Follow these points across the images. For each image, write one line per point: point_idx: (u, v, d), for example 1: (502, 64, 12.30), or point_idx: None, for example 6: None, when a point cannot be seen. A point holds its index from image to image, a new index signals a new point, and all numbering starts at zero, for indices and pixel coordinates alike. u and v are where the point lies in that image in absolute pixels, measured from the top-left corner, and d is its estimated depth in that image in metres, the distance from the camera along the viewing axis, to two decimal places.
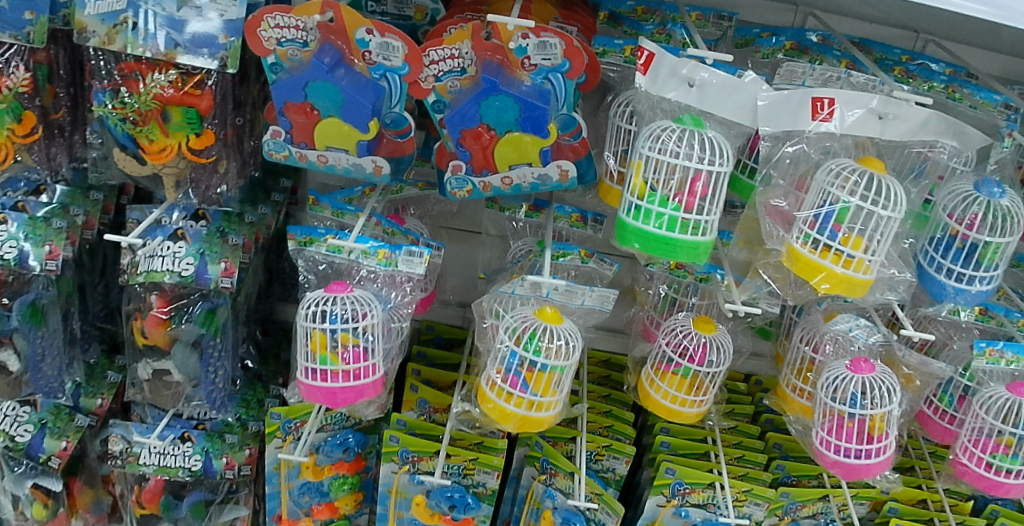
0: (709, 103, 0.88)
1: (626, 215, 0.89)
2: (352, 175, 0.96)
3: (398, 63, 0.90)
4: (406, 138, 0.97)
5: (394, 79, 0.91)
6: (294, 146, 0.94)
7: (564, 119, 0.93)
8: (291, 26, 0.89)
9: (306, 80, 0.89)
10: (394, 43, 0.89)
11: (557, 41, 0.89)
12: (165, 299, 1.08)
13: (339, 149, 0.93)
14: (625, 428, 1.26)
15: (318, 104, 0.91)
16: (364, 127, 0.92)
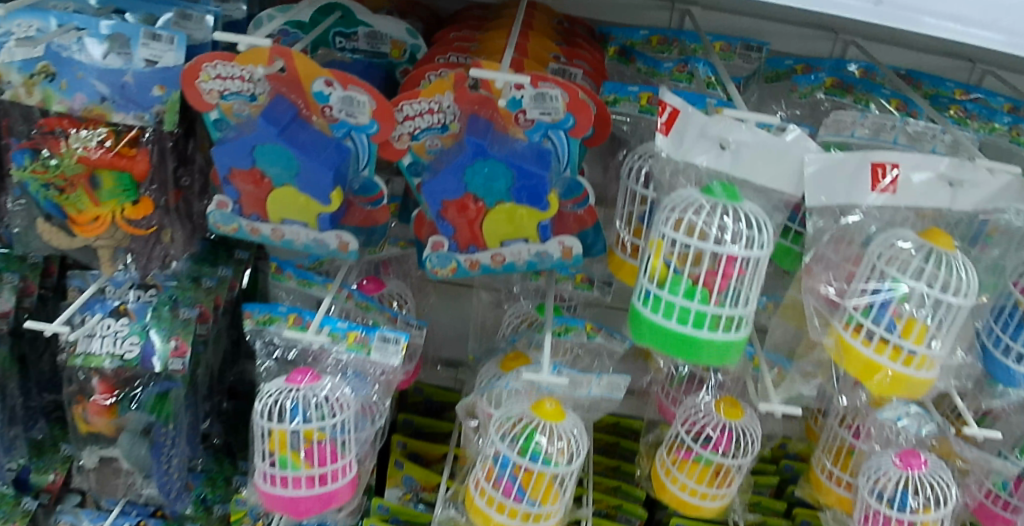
0: (745, 169, 0.72)
1: (640, 303, 0.74)
2: (313, 251, 0.81)
3: (365, 121, 0.75)
4: (380, 206, 0.82)
5: (361, 139, 0.76)
6: (244, 219, 0.79)
7: (568, 183, 0.78)
8: (235, 77, 0.74)
9: (252, 142, 0.73)
10: (360, 98, 0.74)
11: (559, 93, 0.73)
12: (109, 384, 0.94)
13: (297, 223, 0.78)
14: (636, 508, 1.10)
15: (269, 171, 0.75)
16: (326, 198, 0.76)
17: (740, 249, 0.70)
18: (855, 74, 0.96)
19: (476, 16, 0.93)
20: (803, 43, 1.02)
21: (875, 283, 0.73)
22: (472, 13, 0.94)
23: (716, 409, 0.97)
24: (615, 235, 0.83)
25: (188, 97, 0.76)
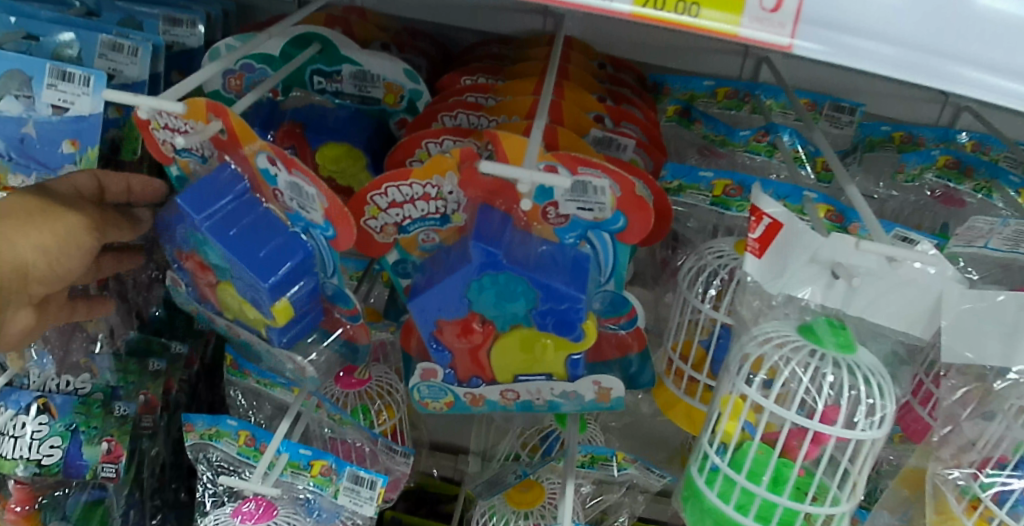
0: (861, 307, 0.55)
1: (701, 478, 0.56)
2: (277, 361, 0.63)
3: (320, 219, 0.54)
4: (358, 321, 0.61)
5: (320, 239, 0.56)
6: (199, 307, 0.62)
7: (612, 298, 0.58)
8: (175, 136, 0.55)
9: (183, 222, 0.56)
10: (309, 190, 0.53)
11: (607, 183, 0.53)
12: (26, 489, 0.78)
13: (248, 327, 0.60)
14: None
15: (209, 261, 0.57)
16: (267, 312, 0.56)
17: (852, 430, 0.53)
18: (965, 147, 0.74)
19: (493, 54, 0.74)
20: (904, 107, 0.80)
21: (1014, 460, 0.54)
22: (490, 51, 0.75)
23: None
24: (664, 359, 0.65)
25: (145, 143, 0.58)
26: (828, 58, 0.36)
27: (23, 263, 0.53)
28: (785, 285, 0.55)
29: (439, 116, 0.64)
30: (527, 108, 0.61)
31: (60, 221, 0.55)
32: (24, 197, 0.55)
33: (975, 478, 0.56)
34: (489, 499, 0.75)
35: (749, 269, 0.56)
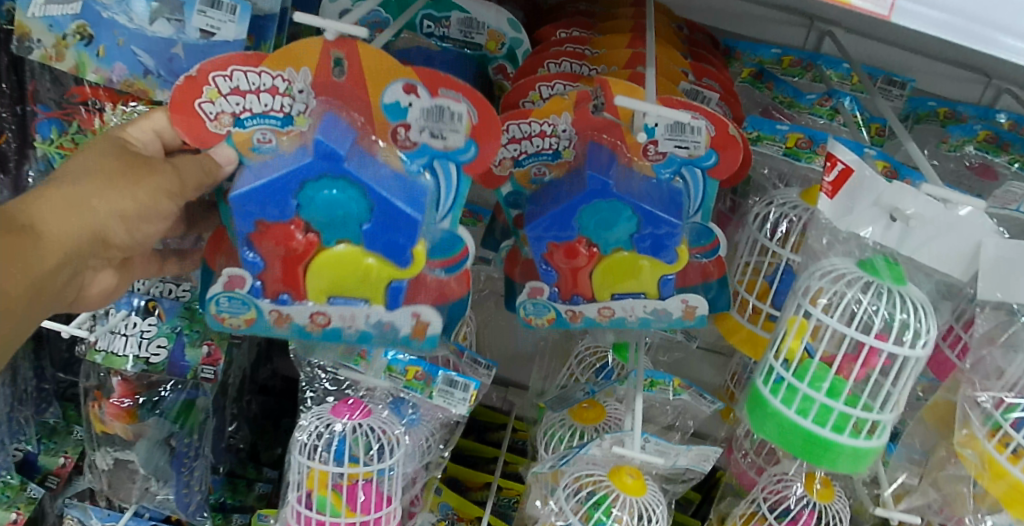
0: (913, 249, 0.65)
1: (766, 388, 0.66)
2: (370, 339, 0.66)
3: (458, 143, 0.60)
4: (455, 272, 0.65)
5: (449, 169, 0.61)
6: (265, 302, 0.64)
7: (699, 229, 0.69)
8: (250, 89, 0.58)
9: (304, 177, 0.57)
10: (456, 110, 0.59)
11: (704, 124, 0.63)
12: (129, 387, 0.86)
13: (352, 295, 0.63)
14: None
15: (319, 226, 0.59)
16: (403, 260, 0.61)
17: (901, 347, 0.63)
18: (1003, 126, 0.81)
19: (583, 11, 0.81)
20: (947, 85, 0.85)
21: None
22: (578, 9, 0.81)
23: (810, 490, 0.85)
24: (732, 293, 0.74)
25: (180, 129, 0.60)
26: (920, 28, 0.43)
27: (103, 227, 0.55)
28: (850, 225, 0.65)
29: (545, 63, 0.71)
30: (625, 59, 0.70)
31: (146, 187, 0.57)
32: (105, 159, 0.57)
33: (998, 408, 0.65)
34: (559, 413, 0.85)
35: (822, 210, 0.66)
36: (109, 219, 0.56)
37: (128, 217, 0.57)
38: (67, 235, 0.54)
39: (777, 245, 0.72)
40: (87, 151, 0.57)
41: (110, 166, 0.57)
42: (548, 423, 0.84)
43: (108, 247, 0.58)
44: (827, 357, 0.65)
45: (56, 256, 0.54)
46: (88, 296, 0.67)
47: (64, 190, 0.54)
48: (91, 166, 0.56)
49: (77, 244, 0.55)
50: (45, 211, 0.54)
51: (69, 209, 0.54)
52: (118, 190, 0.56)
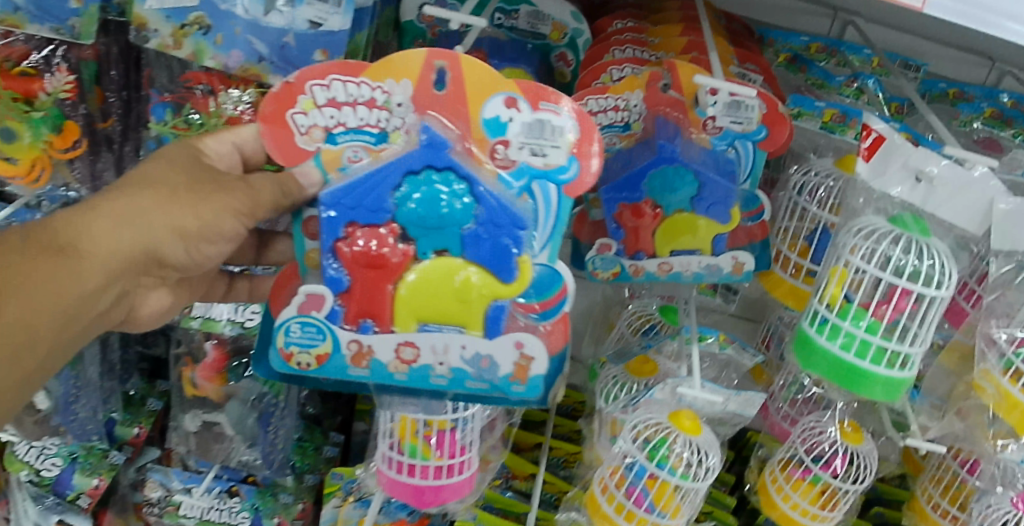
0: (936, 204, 0.74)
1: (812, 329, 0.76)
2: (462, 377, 0.68)
3: (562, 163, 0.64)
4: (558, 311, 0.69)
5: (550, 191, 0.65)
6: (343, 332, 0.68)
7: (746, 197, 0.77)
8: (346, 100, 0.64)
9: (407, 171, 0.64)
10: (557, 123, 0.64)
11: (756, 103, 0.74)
12: (223, 351, 0.97)
13: (441, 315, 0.67)
14: (724, 496, 1.09)
15: (418, 234, 0.65)
16: (506, 276, 0.66)
17: (927, 289, 0.73)
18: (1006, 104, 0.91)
19: (634, 3, 0.91)
20: (956, 67, 0.96)
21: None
22: (628, 5, 0.91)
23: (840, 433, 0.95)
24: (775, 252, 0.84)
25: (272, 141, 0.66)
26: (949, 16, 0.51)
27: (146, 242, 0.67)
28: (880, 182, 0.75)
29: (610, 50, 0.81)
30: (682, 46, 0.81)
31: (204, 208, 0.66)
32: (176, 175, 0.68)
33: (1011, 345, 0.75)
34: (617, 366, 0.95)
35: (856, 173, 0.76)
36: (159, 234, 0.66)
37: (189, 232, 0.67)
38: (111, 245, 0.66)
39: (818, 209, 0.82)
40: (158, 174, 0.67)
41: (176, 181, 0.66)
42: (604, 381, 0.94)
43: (161, 262, 0.70)
44: (865, 302, 0.75)
45: (91, 266, 0.66)
46: (140, 308, 0.79)
47: (121, 207, 0.65)
48: (159, 181, 0.67)
49: (128, 253, 0.67)
50: (98, 227, 0.65)
51: (118, 226, 0.66)
52: (177, 205, 0.66)
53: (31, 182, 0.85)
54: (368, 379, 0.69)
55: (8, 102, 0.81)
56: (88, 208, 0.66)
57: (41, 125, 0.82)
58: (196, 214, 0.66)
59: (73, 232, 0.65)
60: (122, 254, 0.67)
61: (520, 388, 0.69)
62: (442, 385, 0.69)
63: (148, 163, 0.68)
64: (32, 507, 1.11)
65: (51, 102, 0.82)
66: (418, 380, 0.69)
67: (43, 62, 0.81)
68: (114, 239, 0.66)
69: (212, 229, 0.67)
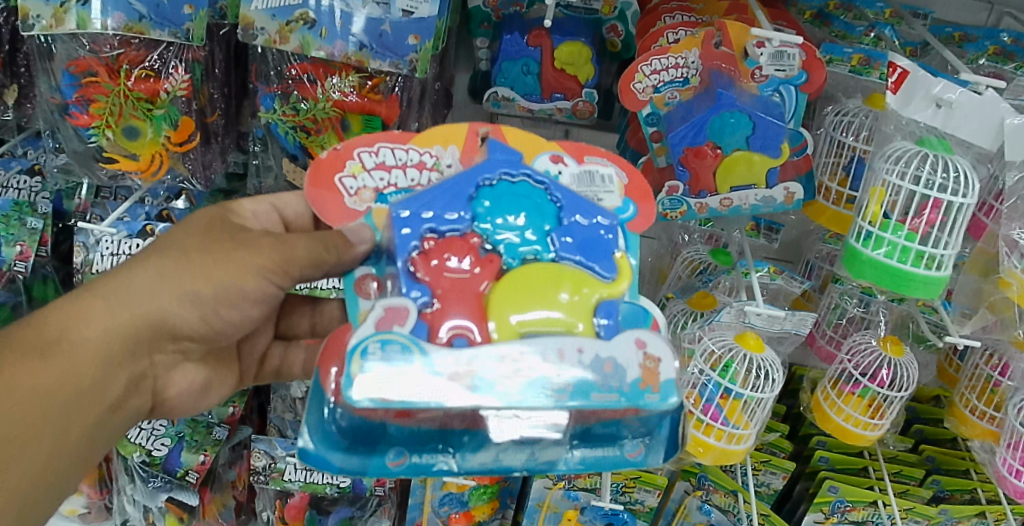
0: (955, 125, 0.86)
1: (858, 243, 0.87)
2: (587, 385, 0.58)
3: (619, 202, 0.72)
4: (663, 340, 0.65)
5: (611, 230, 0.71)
6: (433, 348, 0.59)
7: (792, 134, 0.89)
8: (396, 164, 0.70)
9: (481, 179, 0.69)
10: (605, 172, 0.73)
11: (797, 52, 0.86)
12: None
13: (542, 315, 0.63)
14: (778, 425, 1.21)
15: (498, 242, 0.68)
16: (605, 275, 0.67)
17: (953, 197, 0.84)
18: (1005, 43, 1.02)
19: None
20: (959, 13, 1.09)
21: None
22: None
23: (881, 346, 1.05)
24: (818, 184, 0.97)
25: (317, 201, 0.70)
26: None
27: (162, 309, 0.70)
28: (907, 110, 0.87)
29: (662, 17, 0.96)
30: (724, 8, 0.96)
31: (221, 264, 0.70)
32: (172, 239, 0.72)
33: None
34: (683, 299, 1.07)
35: (886, 104, 0.88)
36: (164, 303, 0.70)
37: (204, 299, 0.71)
38: (110, 327, 0.69)
39: (854, 141, 0.94)
40: (160, 250, 0.71)
41: (188, 242, 0.71)
42: (672, 311, 1.07)
43: (173, 334, 0.73)
44: (902, 218, 0.85)
45: (90, 348, 0.68)
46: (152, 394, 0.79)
47: (124, 285, 0.70)
48: (161, 247, 0.71)
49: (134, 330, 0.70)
50: (96, 309, 0.69)
51: (116, 303, 0.69)
52: (188, 268, 0.70)
53: (148, 175, 0.96)
54: (468, 403, 0.56)
55: (134, 102, 0.92)
56: (84, 296, 0.69)
57: (161, 122, 0.93)
58: (208, 274, 0.70)
59: (64, 324, 0.68)
60: (125, 333, 0.70)
61: (656, 397, 0.60)
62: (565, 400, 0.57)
63: (144, 246, 0.73)
64: (141, 486, 1.19)
65: (168, 100, 0.92)
66: (534, 399, 0.57)
67: (160, 64, 0.91)
68: (112, 318, 0.69)
69: (237, 289, 0.70)
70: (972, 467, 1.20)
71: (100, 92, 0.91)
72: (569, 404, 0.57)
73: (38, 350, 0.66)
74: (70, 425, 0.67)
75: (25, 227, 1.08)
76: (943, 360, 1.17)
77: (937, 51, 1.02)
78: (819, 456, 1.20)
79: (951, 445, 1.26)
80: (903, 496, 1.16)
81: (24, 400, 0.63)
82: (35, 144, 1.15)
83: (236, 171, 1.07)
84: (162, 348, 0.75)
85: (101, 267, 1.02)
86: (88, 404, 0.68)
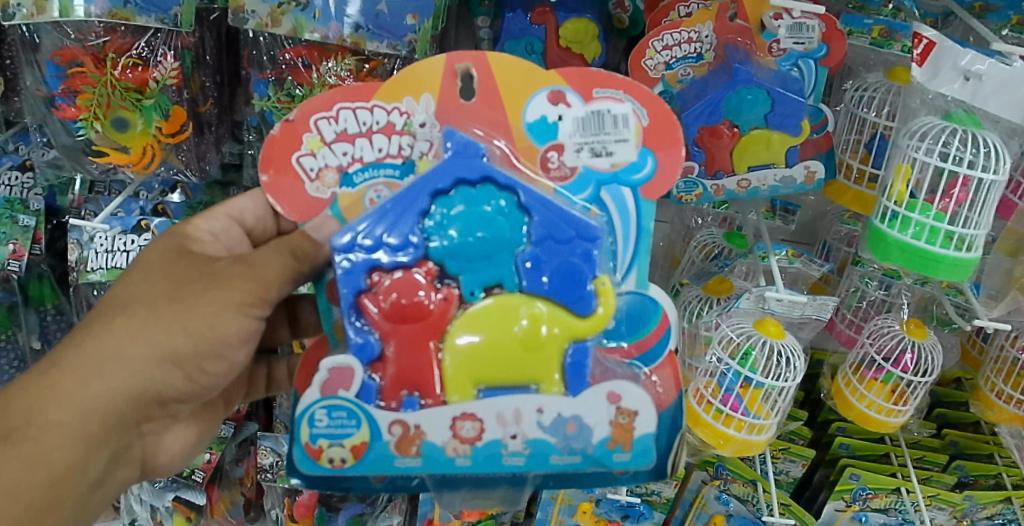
0: (984, 98, 0.80)
1: (883, 225, 0.83)
2: (543, 447, 0.64)
3: (631, 157, 0.66)
4: (645, 366, 0.67)
5: (622, 194, 0.66)
6: (382, 416, 0.64)
7: (813, 110, 0.85)
8: (358, 132, 0.65)
9: (434, 189, 0.64)
10: (618, 112, 0.65)
11: (816, 23, 0.83)
12: None
13: (513, 367, 0.64)
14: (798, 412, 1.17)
15: (458, 269, 0.65)
16: (584, 309, 0.65)
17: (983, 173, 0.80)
18: None
19: None
20: None
21: None
22: None
23: (905, 329, 1.01)
24: (839, 163, 0.93)
25: (277, 183, 0.67)
26: None
27: (145, 374, 0.68)
28: (933, 83, 0.82)
29: None
30: None
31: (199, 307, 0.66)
32: (136, 287, 0.68)
33: None
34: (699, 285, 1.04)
35: (913, 77, 0.83)
36: (141, 366, 0.67)
37: (184, 356, 0.68)
38: (84, 406, 0.67)
39: (876, 117, 0.91)
40: (125, 304, 0.67)
41: (158, 291, 0.67)
42: (686, 298, 1.03)
43: (161, 398, 0.71)
44: (929, 197, 0.81)
45: (62, 429, 0.67)
46: (155, 455, 0.80)
47: (92, 356, 0.67)
48: (124, 301, 0.68)
49: (112, 404, 0.68)
50: (66, 386, 0.67)
51: (87, 377, 0.67)
52: (161, 320, 0.66)
53: (141, 168, 0.92)
54: (419, 468, 0.64)
55: (122, 92, 0.88)
56: (52, 372, 0.67)
57: (152, 112, 0.89)
58: (184, 325, 0.66)
59: (35, 405, 0.66)
60: (104, 410, 0.68)
61: (624, 455, 0.65)
62: (519, 463, 0.65)
63: (112, 297, 0.69)
64: (148, 486, 1.17)
65: (158, 89, 0.89)
66: (482, 460, 0.64)
67: (148, 52, 0.88)
68: (83, 396, 0.67)
69: (214, 333, 0.67)
70: (996, 451, 1.16)
71: (87, 83, 0.88)
72: (523, 465, 0.65)
73: (6, 435, 0.65)
74: (50, 513, 0.68)
75: (18, 224, 1.05)
76: (967, 343, 1.13)
77: (961, 19, 0.99)
78: (839, 443, 1.16)
79: (973, 429, 1.23)
80: (926, 483, 1.11)
81: (11, 496, 0.64)
82: (27, 139, 1.10)
83: (232, 162, 1.03)
84: (152, 413, 0.74)
85: (96, 264, 0.98)
86: (68, 488, 0.69)
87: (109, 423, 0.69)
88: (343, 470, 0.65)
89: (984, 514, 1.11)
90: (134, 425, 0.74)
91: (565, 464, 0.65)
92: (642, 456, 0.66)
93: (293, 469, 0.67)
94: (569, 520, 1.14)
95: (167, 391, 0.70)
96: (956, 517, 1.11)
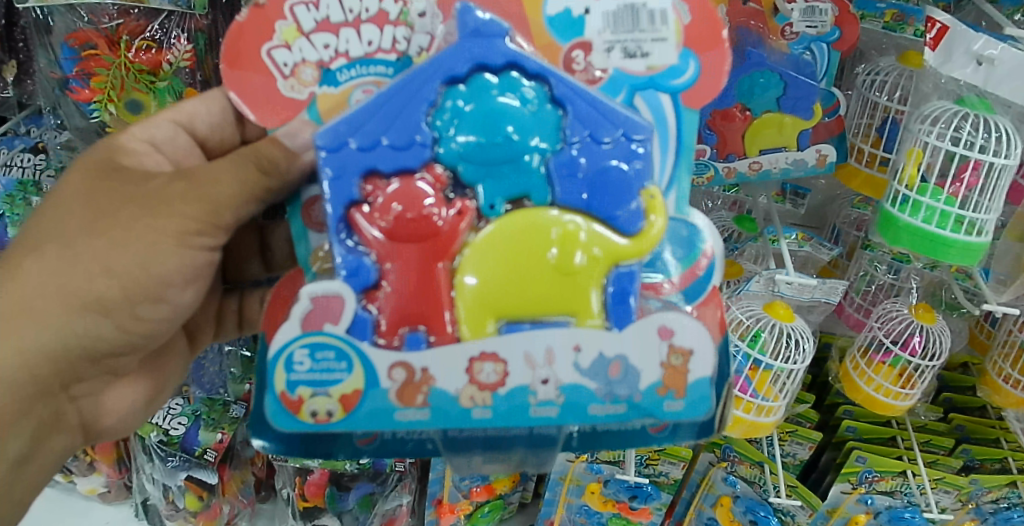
0: (997, 84, 0.79)
1: (894, 208, 0.83)
2: (582, 391, 0.59)
3: (675, 59, 0.62)
4: (693, 303, 0.62)
5: (658, 99, 0.62)
6: (380, 360, 0.59)
7: (825, 93, 0.86)
8: (343, 23, 0.61)
9: (448, 76, 0.59)
10: (655, 8, 0.61)
11: (828, 7, 0.84)
12: None
13: (541, 291, 0.59)
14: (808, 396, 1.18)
15: (476, 177, 0.60)
16: (629, 228, 0.60)
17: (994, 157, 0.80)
18: None
19: None
20: None
21: None
22: None
23: (912, 313, 1.02)
24: (850, 147, 0.93)
25: (248, 89, 0.63)
26: None
27: (71, 331, 0.67)
28: (947, 67, 0.81)
29: None
30: None
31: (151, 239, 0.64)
32: (53, 231, 0.66)
33: None
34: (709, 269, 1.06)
35: (926, 61, 0.82)
36: (57, 319, 0.66)
37: (111, 302, 0.67)
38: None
39: (888, 101, 0.91)
40: (39, 250, 0.66)
41: (76, 226, 0.65)
42: None
43: (97, 350, 0.71)
44: (940, 181, 0.81)
45: None
46: (100, 415, 0.80)
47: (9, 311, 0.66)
48: (44, 246, 0.66)
49: (30, 369, 0.68)
50: None
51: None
52: (77, 261, 0.65)
53: None
54: (427, 421, 0.59)
55: (135, 75, 0.89)
56: None
57: (165, 94, 0.89)
58: (105, 265, 0.64)
59: None
60: (22, 375, 0.68)
61: (677, 403, 0.60)
62: (550, 416, 0.59)
63: (29, 246, 0.67)
64: (160, 465, 1.17)
65: (171, 72, 0.89)
66: (503, 412, 0.59)
67: (163, 35, 0.89)
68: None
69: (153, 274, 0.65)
70: (1002, 435, 1.17)
71: (101, 65, 0.89)
72: (556, 417, 0.59)
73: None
74: None
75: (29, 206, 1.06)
76: (974, 327, 1.14)
77: (974, 4, 0.98)
78: (846, 426, 1.18)
79: (979, 413, 1.23)
80: (932, 466, 1.13)
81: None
82: (38, 122, 1.11)
83: None
84: (81, 373, 0.73)
85: None
86: None
87: (31, 388, 0.69)
88: (328, 425, 0.59)
89: (989, 498, 1.11)
90: (60, 389, 0.73)
91: (607, 414, 0.60)
92: (698, 404, 0.60)
93: (261, 426, 0.64)
94: (578, 500, 1.15)
95: (96, 347, 0.70)
96: (961, 500, 1.11)
